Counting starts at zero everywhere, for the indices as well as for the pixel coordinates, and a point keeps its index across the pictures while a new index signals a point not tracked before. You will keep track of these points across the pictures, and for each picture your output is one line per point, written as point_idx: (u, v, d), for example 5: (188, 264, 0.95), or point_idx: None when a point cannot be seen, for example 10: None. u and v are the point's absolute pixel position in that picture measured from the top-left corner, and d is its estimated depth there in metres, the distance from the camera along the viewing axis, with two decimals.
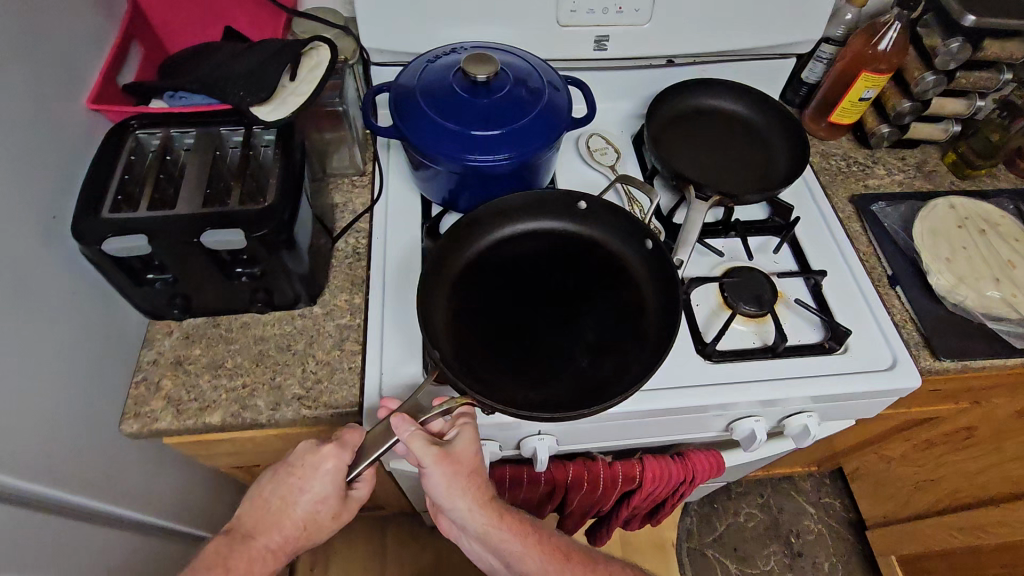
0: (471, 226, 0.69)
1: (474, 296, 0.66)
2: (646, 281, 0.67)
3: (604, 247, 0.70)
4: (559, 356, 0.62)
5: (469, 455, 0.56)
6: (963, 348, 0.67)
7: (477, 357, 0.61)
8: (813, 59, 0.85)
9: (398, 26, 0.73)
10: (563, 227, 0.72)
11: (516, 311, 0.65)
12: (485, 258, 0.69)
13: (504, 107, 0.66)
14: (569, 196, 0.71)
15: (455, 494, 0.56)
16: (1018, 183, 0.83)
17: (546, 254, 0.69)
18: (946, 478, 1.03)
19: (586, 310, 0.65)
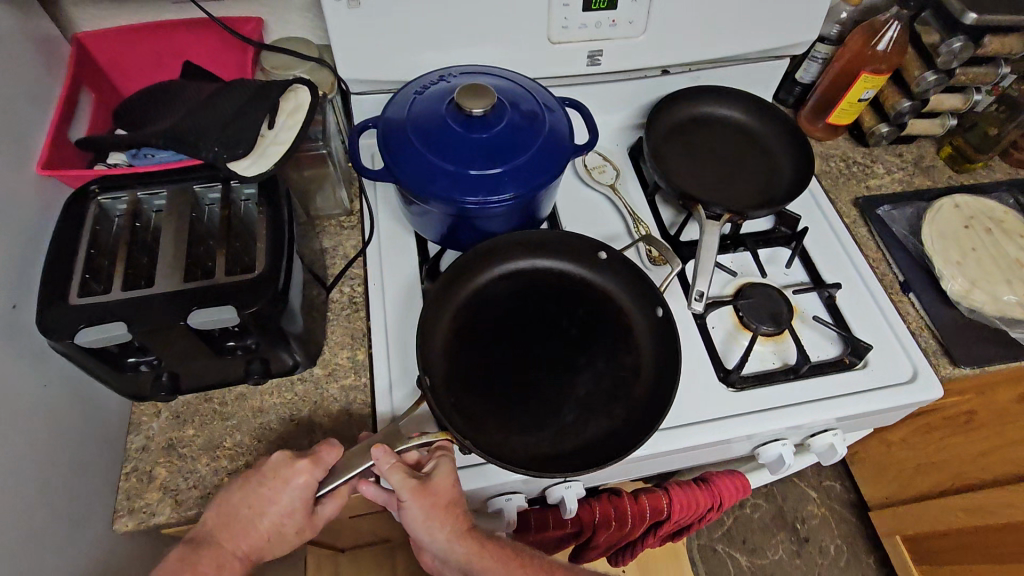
0: (466, 265, 0.64)
1: (468, 336, 0.62)
2: (648, 345, 0.63)
3: (613, 301, 0.65)
4: (553, 403, 0.58)
5: (449, 483, 0.53)
6: (981, 353, 0.66)
7: (470, 402, 0.58)
8: (808, 60, 0.83)
9: (381, 54, 0.68)
10: (572, 269, 0.67)
11: (519, 355, 0.61)
12: (482, 293, 0.65)
13: (501, 141, 0.61)
14: (590, 243, 0.65)
15: (435, 527, 0.51)
16: (1014, 174, 0.83)
17: (548, 295, 0.65)
18: (945, 462, 1.03)
19: (582, 364, 0.61)
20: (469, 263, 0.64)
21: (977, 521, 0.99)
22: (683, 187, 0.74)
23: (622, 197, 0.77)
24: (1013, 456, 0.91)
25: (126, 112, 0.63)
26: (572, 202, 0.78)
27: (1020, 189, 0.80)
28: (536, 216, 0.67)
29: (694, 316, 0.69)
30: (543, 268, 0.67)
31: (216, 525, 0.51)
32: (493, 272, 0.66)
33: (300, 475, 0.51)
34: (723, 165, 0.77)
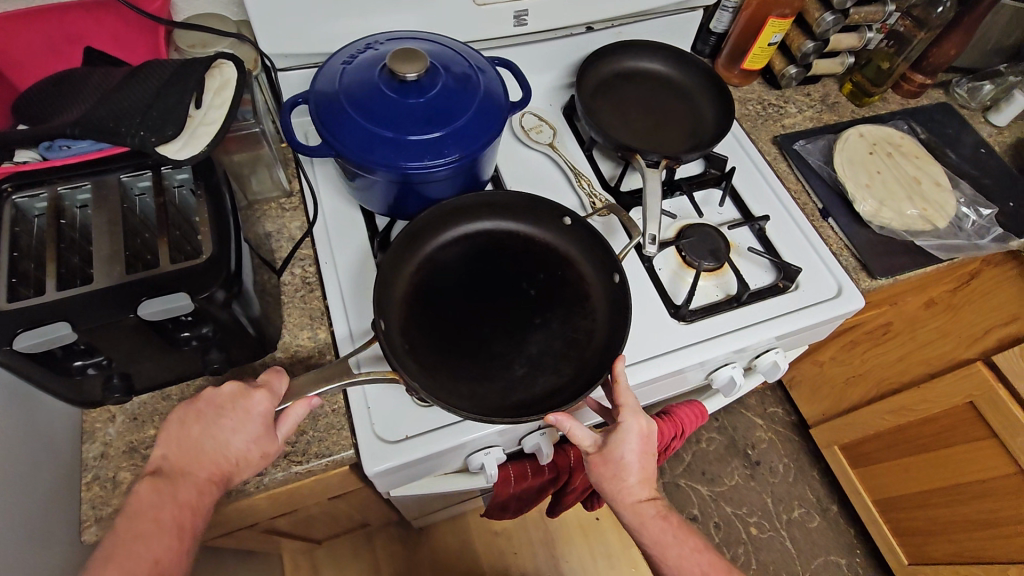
0: (419, 232, 0.64)
1: (428, 296, 0.62)
2: (602, 307, 0.64)
3: (571, 265, 0.66)
4: (507, 354, 0.60)
5: (632, 452, 0.56)
6: (895, 264, 0.73)
7: (426, 352, 0.59)
8: (720, 10, 0.87)
9: (304, 26, 0.66)
10: (528, 233, 0.68)
11: (478, 315, 0.62)
12: (435, 261, 0.65)
13: (438, 106, 0.61)
14: (550, 208, 0.67)
15: (614, 490, 0.58)
16: (906, 104, 0.92)
17: (506, 257, 0.66)
18: (871, 371, 1.16)
19: (538, 324, 0.62)
20: (428, 224, 0.65)
21: (903, 420, 1.10)
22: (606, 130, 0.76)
23: (562, 154, 0.80)
24: (930, 356, 1.03)
25: (27, 103, 0.57)
26: (514, 164, 0.79)
27: (912, 116, 0.89)
28: (477, 181, 0.67)
29: (642, 260, 0.73)
30: (498, 231, 0.68)
31: (176, 459, 0.48)
32: (450, 233, 0.67)
33: (259, 402, 0.50)
34: (651, 114, 0.81)
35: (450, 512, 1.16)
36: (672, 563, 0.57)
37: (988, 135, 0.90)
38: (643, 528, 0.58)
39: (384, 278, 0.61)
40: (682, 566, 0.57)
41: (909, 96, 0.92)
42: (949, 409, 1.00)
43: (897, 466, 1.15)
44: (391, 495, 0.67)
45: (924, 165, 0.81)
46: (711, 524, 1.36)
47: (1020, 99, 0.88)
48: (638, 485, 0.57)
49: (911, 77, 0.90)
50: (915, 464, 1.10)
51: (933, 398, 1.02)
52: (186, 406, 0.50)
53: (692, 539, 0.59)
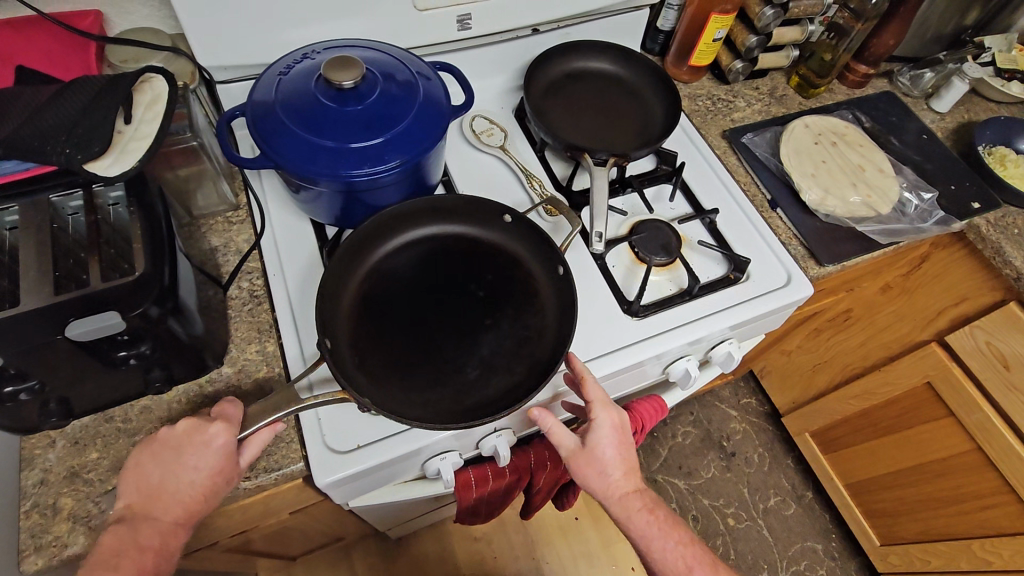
0: (364, 240, 0.64)
1: (377, 304, 0.62)
2: (552, 304, 0.64)
3: (519, 263, 0.67)
4: (458, 359, 0.59)
5: (609, 445, 0.58)
6: (841, 251, 0.75)
7: (376, 363, 0.58)
8: (665, 8, 0.88)
9: (241, 36, 0.65)
10: (476, 235, 0.68)
11: (426, 321, 0.61)
12: (383, 268, 0.65)
13: (378, 113, 0.61)
14: (493, 207, 0.67)
15: (602, 488, 0.58)
16: (851, 94, 0.94)
17: (454, 261, 0.66)
18: (835, 358, 1.18)
19: (489, 325, 0.62)
20: (373, 232, 0.65)
21: (868, 404, 1.12)
22: (556, 132, 0.77)
23: (513, 157, 0.80)
24: (890, 340, 1.05)
25: None
26: (465, 168, 0.79)
27: (856, 106, 0.91)
28: (425, 186, 0.67)
29: (594, 258, 0.73)
30: (445, 234, 0.68)
31: (138, 502, 0.48)
32: (398, 240, 0.67)
33: (216, 433, 0.49)
34: (599, 113, 0.81)
35: (426, 521, 1.15)
36: (657, 553, 0.59)
37: (932, 122, 0.92)
38: (634, 522, 0.59)
39: (330, 288, 0.61)
40: (666, 555, 0.59)
41: (855, 86, 0.94)
42: (909, 391, 1.03)
43: (863, 450, 1.18)
44: (350, 506, 0.67)
45: (868, 153, 0.82)
46: (689, 517, 1.37)
47: (958, 85, 0.90)
48: (623, 478, 0.58)
49: (855, 68, 0.92)
50: (880, 446, 1.13)
51: (894, 379, 1.05)
52: (143, 449, 0.50)
53: (676, 531, 0.60)
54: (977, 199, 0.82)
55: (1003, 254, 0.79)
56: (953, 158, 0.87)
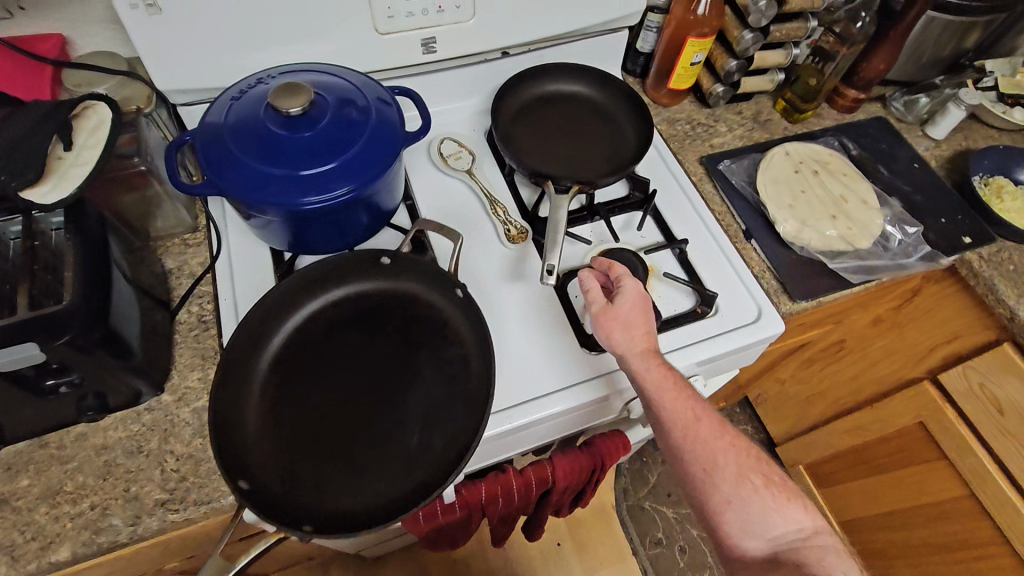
0: (262, 323, 0.61)
1: (280, 403, 0.58)
2: (470, 337, 0.62)
3: (410, 304, 0.64)
4: (387, 437, 0.57)
5: (633, 311, 0.61)
6: (815, 286, 0.71)
7: (301, 475, 0.55)
8: (644, 30, 0.85)
9: (197, 60, 0.65)
10: (368, 290, 0.65)
11: (335, 401, 0.59)
12: (288, 349, 0.62)
13: (327, 141, 0.60)
14: (366, 255, 0.65)
15: (623, 340, 0.59)
16: (841, 119, 0.90)
17: (349, 330, 0.63)
18: (829, 390, 1.13)
19: (411, 380, 0.60)
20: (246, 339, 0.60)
21: (861, 439, 1.08)
22: (522, 160, 0.75)
23: (479, 181, 0.78)
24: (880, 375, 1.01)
25: None
26: (429, 192, 0.78)
27: (844, 132, 0.88)
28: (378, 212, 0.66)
29: (555, 288, 0.70)
30: (351, 293, 0.65)
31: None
32: (286, 327, 0.62)
33: None
34: (570, 138, 0.80)
35: (400, 542, 1.13)
36: (672, 408, 0.57)
37: (925, 150, 0.88)
38: (651, 373, 0.58)
39: (227, 408, 0.57)
40: (679, 412, 0.57)
41: (845, 111, 0.91)
42: (901, 430, 0.99)
43: (856, 488, 1.13)
44: None
45: (851, 184, 0.79)
46: (676, 548, 1.33)
47: (954, 111, 0.86)
48: (643, 336, 0.60)
49: (844, 93, 0.89)
50: (874, 484, 1.08)
51: (887, 416, 1.00)
52: None
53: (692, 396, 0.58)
54: (969, 233, 0.78)
55: (996, 292, 0.75)
56: (945, 189, 0.83)
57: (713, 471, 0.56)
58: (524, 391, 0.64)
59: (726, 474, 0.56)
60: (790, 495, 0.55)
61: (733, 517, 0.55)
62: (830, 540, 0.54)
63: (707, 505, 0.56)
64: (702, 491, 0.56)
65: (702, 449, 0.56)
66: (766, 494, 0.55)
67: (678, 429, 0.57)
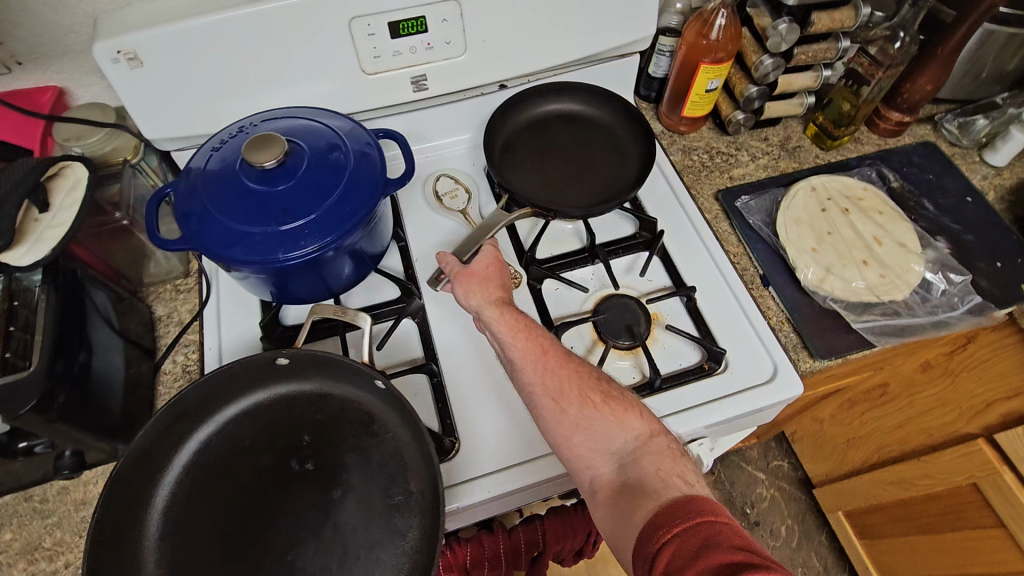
0: (152, 463, 0.54)
1: (188, 547, 0.52)
2: (400, 429, 0.56)
3: (315, 409, 0.58)
4: (318, 566, 0.51)
5: (483, 265, 0.59)
6: (839, 343, 0.63)
7: None
8: (656, 54, 0.80)
9: (184, 108, 0.65)
10: (270, 398, 0.59)
11: (252, 534, 0.52)
12: (184, 484, 0.55)
13: (301, 194, 0.58)
14: (256, 360, 0.57)
15: (471, 294, 0.57)
16: (883, 144, 0.81)
17: (252, 451, 0.56)
18: (871, 435, 1.02)
19: (338, 496, 0.53)
20: (129, 485, 0.53)
21: (906, 493, 0.97)
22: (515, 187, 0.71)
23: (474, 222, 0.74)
24: (929, 426, 0.90)
25: None
26: (421, 233, 0.75)
27: (885, 160, 0.79)
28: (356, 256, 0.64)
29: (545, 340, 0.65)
30: (253, 406, 0.59)
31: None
32: (181, 459, 0.56)
33: None
34: (563, 168, 0.75)
35: None
36: (513, 347, 0.53)
37: (982, 179, 0.78)
38: (499, 321, 0.54)
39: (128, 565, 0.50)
40: (519, 347, 0.53)
41: (889, 135, 0.81)
42: (952, 489, 0.87)
43: (903, 544, 1.02)
44: None
45: (886, 224, 0.70)
46: None
47: (1016, 136, 0.75)
48: (492, 288, 0.57)
49: (886, 115, 0.80)
50: (923, 544, 0.97)
51: (936, 473, 0.89)
52: None
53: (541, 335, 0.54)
54: None
55: None
56: (1001, 226, 0.73)
57: (559, 396, 0.50)
58: (499, 459, 0.59)
59: (572, 398, 0.49)
60: (630, 410, 0.49)
61: (580, 441, 0.48)
62: (666, 443, 0.47)
63: (556, 438, 0.49)
64: (549, 423, 0.50)
65: (547, 377, 0.51)
66: (608, 410, 0.48)
67: (528, 360, 0.52)
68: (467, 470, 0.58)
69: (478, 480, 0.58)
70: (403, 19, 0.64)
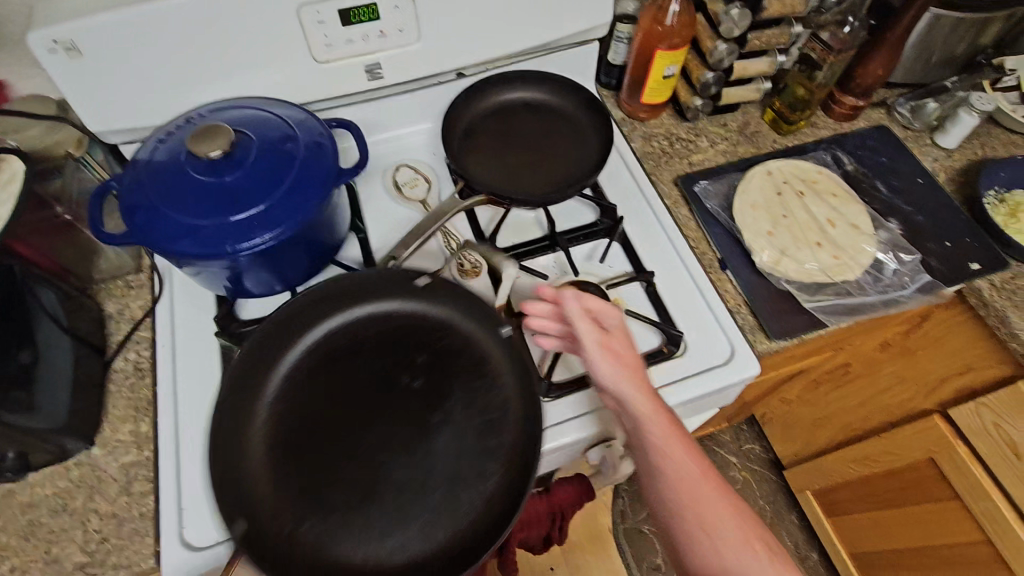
0: (262, 343, 0.57)
1: (289, 424, 0.55)
2: (509, 376, 0.57)
3: (441, 333, 0.60)
4: (405, 480, 0.53)
5: (629, 347, 0.54)
6: (794, 324, 0.64)
7: (314, 518, 0.52)
8: (614, 41, 0.79)
9: (127, 99, 0.63)
10: (401, 312, 0.60)
11: (350, 435, 0.55)
12: (295, 370, 0.57)
13: (250, 184, 0.57)
14: (402, 275, 0.60)
15: (616, 389, 0.52)
16: (838, 128, 0.82)
17: (368, 354, 0.59)
18: (835, 415, 1.04)
19: (437, 424, 0.56)
20: (250, 356, 0.56)
21: (868, 470, 0.99)
22: (471, 174, 0.71)
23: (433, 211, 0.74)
24: (888, 404, 0.93)
25: None
26: (381, 223, 0.74)
27: (840, 144, 0.80)
28: (309, 248, 0.63)
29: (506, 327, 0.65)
30: (385, 311, 0.60)
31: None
32: (301, 343, 0.58)
33: None
34: (523, 155, 0.75)
35: None
36: (664, 456, 0.50)
37: (934, 161, 0.80)
38: (652, 425, 0.51)
39: (228, 435, 0.53)
40: (672, 462, 0.50)
41: (844, 119, 0.82)
42: (910, 464, 0.90)
43: (867, 520, 1.04)
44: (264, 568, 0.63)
45: (839, 206, 0.72)
46: None
47: (965, 119, 0.77)
48: (637, 382, 0.53)
49: (840, 100, 0.81)
50: (884, 519, 0.99)
51: (895, 449, 0.91)
52: None
53: (694, 455, 0.51)
54: (976, 259, 0.70)
55: (1008, 324, 0.66)
56: (950, 207, 0.74)
57: (706, 525, 0.48)
58: None
59: (726, 524, 0.48)
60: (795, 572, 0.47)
61: (721, 574, 0.47)
62: None
63: (697, 562, 0.48)
64: (696, 552, 0.48)
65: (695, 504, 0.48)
66: (766, 558, 0.47)
67: (678, 478, 0.49)
68: None
69: None
70: (354, 7, 0.63)
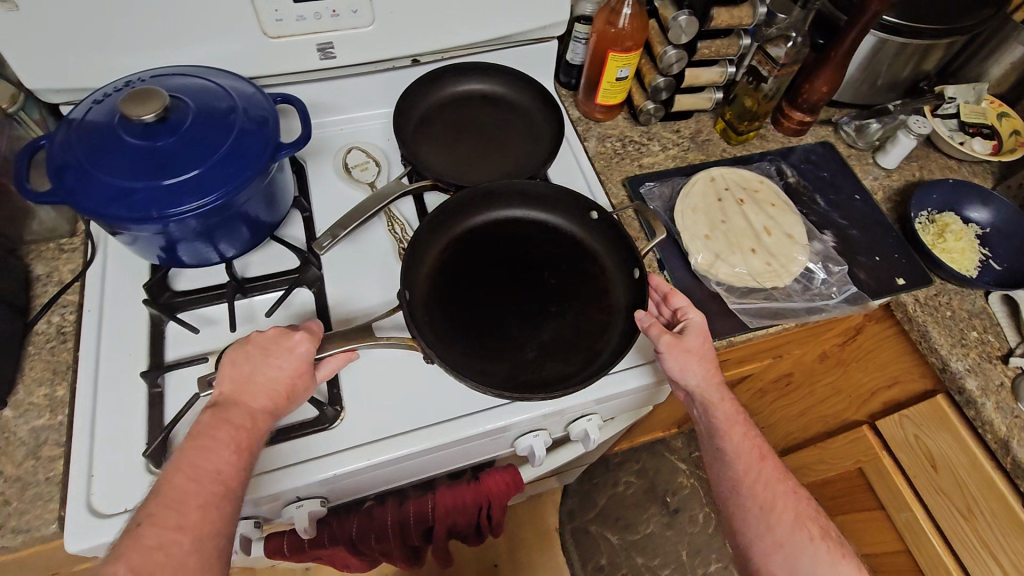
0: (460, 206, 0.68)
1: (454, 263, 0.66)
2: (620, 306, 0.64)
3: (597, 261, 0.68)
4: (516, 333, 0.61)
5: (701, 345, 0.59)
6: (722, 326, 0.66)
7: (444, 325, 0.61)
8: (573, 41, 0.81)
9: (64, 58, 0.62)
10: (568, 229, 0.70)
11: (489, 290, 0.64)
12: (471, 235, 0.68)
13: (184, 151, 0.57)
14: (583, 200, 0.68)
15: (681, 378, 0.58)
16: (787, 143, 0.85)
17: (533, 244, 0.68)
18: (778, 425, 1.06)
19: (555, 312, 0.63)
20: (463, 203, 0.68)
21: (806, 479, 1.02)
22: (418, 158, 0.72)
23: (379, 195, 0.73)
24: (824, 414, 0.94)
25: None
26: (326, 203, 0.73)
27: (785, 156, 0.82)
28: (240, 220, 0.62)
29: None
30: (543, 221, 0.70)
31: (230, 391, 0.50)
32: (492, 214, 0.70)
33: (300, 342, 0.52)
34: (476, 144, 0.76)
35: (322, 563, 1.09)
36: (720, 433, 0.58)
37: (874, 180, 0.82)
38: (716, 405, 0.58)
39: (414, 252, 0.65)
40: (731, 441, 0.58)
41: (793, 133, 0.85)
42: (843, 473, 0.92)
43: None
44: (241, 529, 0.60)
45: (776, 215, 0.74)
46: None
47: (903, 140, 0.80)
48: (705, 375, 0.58)
49: (789, 115, 0.83)
50: None
51: (828, 458, 0.94)
52: (237, 349, 0.52)
53: (749, 429, 0.59)
54: (903, 274, 0.72)
55: (928, 339, 0.69)
56: (883, 224, 0.77)
57: (747, 486, 0.57)
58: (385, 427, 0.58)
59: (783, 517, 0.56)
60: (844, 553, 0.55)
61: (752, 520, 0.56)
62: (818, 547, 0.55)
63: (751, 545, 0.56)
64: (749, 527, 0.56)
65: (744, 471, 0.57)
66: (821, 546, 0.55)
67: (739, 457, 0.57)
68: (350, 436, 0.58)
69: (359, 448, 0.57)
70: None
